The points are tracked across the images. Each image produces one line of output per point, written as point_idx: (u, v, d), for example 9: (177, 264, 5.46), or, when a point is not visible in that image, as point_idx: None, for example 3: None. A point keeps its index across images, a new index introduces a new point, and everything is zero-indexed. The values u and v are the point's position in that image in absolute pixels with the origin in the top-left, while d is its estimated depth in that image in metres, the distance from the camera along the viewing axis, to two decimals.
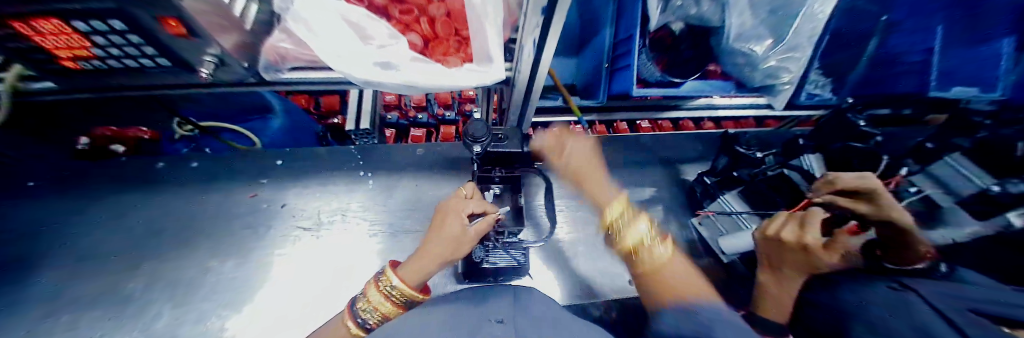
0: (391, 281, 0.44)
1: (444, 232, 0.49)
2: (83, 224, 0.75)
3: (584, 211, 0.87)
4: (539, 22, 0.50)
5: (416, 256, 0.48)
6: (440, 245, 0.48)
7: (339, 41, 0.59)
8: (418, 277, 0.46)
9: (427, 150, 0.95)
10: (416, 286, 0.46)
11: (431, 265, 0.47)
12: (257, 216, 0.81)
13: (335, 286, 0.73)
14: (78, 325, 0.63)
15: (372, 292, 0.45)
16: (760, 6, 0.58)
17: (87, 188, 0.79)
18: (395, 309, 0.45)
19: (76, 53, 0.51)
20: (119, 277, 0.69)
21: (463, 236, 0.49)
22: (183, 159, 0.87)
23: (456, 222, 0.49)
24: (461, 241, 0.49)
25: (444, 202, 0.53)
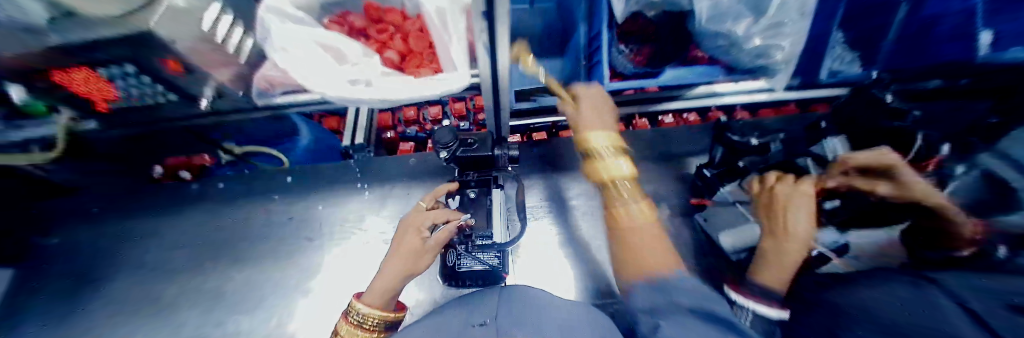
0: (357, 309, 0.46)
1: (402, 250, 0.51)
2: (134, 239, 0.90)
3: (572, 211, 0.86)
4: (485, 27, 0.51)
5: (377, 279, 0.49)
6: (395, 261, 0.50)
7: (314, 63, 0.64)
8: (384, 298, 0.48)
9: (420, 159, 0.98)
10: (386, 307, 0.48)
11: (393, 284, 0.48)
12: (269, 227, 0.90)
13: (336, 290, 0.80)
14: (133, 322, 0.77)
15: (339, 323, 0.46)
16: None
17: (141, 207, 0.94)
18: (369, 334, 0.46)
19: (105, 97, 0.65)
20: (161, 283, 0.83)
21: (421, 250, 0.52)
22: (212, 181, 0.99)
23: (415, 239, 0.52)
24: (420, 256, 0.51)
25: (405, 218, 0.57)
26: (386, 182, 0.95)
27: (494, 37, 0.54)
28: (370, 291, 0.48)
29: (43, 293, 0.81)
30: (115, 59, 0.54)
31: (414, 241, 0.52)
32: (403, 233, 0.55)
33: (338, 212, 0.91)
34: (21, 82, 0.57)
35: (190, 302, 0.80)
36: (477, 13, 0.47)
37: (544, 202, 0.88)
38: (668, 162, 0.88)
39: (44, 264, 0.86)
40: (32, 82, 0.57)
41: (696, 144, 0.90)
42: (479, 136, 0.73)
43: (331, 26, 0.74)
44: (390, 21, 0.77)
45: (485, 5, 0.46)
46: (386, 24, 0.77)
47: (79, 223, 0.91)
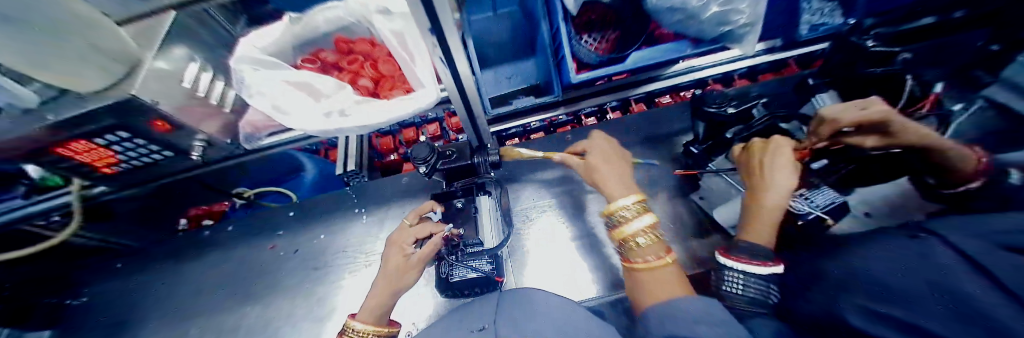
0: (354, 327, 0.51)
1: (389, 267, 0.57)
2: (155, 289, 0.95)
3: (567, 207, 0.85)
4: (434, 41, 0.53)
5: (369, 298, 0.54)
6: (385, 276, 0.56)
7: (293, 102, 0.68)
8: (378, 312, 0.54)
9: (412, 177, 1.00)
10: (382, 319, 0.54)
11: (385, 299, 0.54)
12: (277, 263, 0.93)
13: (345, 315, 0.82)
14: None
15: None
16: None
17: (159, 259, 1.00)
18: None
19: (108, 162, 0.71)
20: (181, 327, 0.88)
21: (407, 265, 0.57)
22: (221, 225, 1.03)
23: (401, 255, 0.58)
24: (405, 271, 0.57)
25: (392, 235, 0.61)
26: (382, 204, 0.97)
27: (448, 50, 0.56)
28: (365, 308, 0.53)
29: None
30: (108, 126, 0.59)
31: (399, 260, 0.57)
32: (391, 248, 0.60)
33: (341, 240, 0.94)
34: (31, 159, 0.63)
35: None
36: (423, 30, 0.49)
37: (538, 200, 0.87)
38: (656, 144, 0.86)
39: (79, 323, 0.92)
40: (43, 158, 0.63)
41: (682, 121, 0.87)
42: (457, 146, 0.75)
43: (306, 66, 0.79)
44: (360, 51, 0.81)
45: (430, 22, 0.48)
46: (357, 54, 0.81)
47: (107, 281, 0.98)
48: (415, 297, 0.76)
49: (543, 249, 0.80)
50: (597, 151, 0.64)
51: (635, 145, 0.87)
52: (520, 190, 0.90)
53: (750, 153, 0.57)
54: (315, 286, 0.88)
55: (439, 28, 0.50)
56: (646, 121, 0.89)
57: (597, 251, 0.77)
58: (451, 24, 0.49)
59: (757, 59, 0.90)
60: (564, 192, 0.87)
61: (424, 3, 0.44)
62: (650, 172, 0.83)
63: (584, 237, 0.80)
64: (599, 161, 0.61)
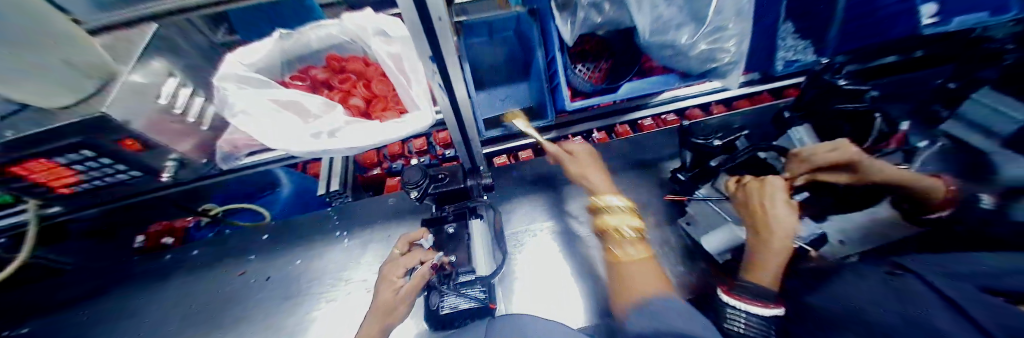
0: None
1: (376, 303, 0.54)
2: (97, 324, 0.84)
3: (561, 229, 0.83)
4: (435, 69, 0.54)
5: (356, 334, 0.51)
6: (374, 313, 0.53)
7: (277, 122, 0.65)
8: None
9: (399, 198, 0.96)
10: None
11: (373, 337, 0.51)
12: (247, 291, 0.86)
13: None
14: None
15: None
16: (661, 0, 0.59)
17: (109, 287, 0.89)
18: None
19: (65, 182, 0.65)
20: None
21: (397, 299, 0.54)
22: (185, 248, 0.94)
23: (390, 289, 0.55)
24: (392, 308, 0.53)
25: (382, 269, 0.59)
26: (365, 227, 0.92)
27: (447, 76, 0.57)
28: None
29: None
30: (68, 144, 0.53)
31: (387, 294, 0.54)
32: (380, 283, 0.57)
33: (322, 262, 0.88)
34: None
35: None
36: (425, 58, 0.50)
37: (528, 223, 0.85)
38: (646, 170, 0.88)
39: None
40: None
41: (670, 148, 0.90)
42: (450, 170, 0.73)
43: (294, 83, 0.77)
44: (352, 69, 0.79)
45: (434, 49, 0.50)
46: (348, 73, 0.79)
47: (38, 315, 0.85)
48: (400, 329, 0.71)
49: (535, 274, 0.77)
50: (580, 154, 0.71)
51: (627, 170, 0.88)
52: (512, 212, 0.88)
53: (746, 190, 0.59)
54: (290, 318, 0.81)
55: (440, 55, 0.51)
56: (636, 147, 0.91)
57: (590, 277, 0.74)
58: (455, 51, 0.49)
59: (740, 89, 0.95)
60: (556, 215, 0.86)
61: (427, 33, 0.45)
62: (642, 198, 0.83)
63: (580, 261, 0.77)
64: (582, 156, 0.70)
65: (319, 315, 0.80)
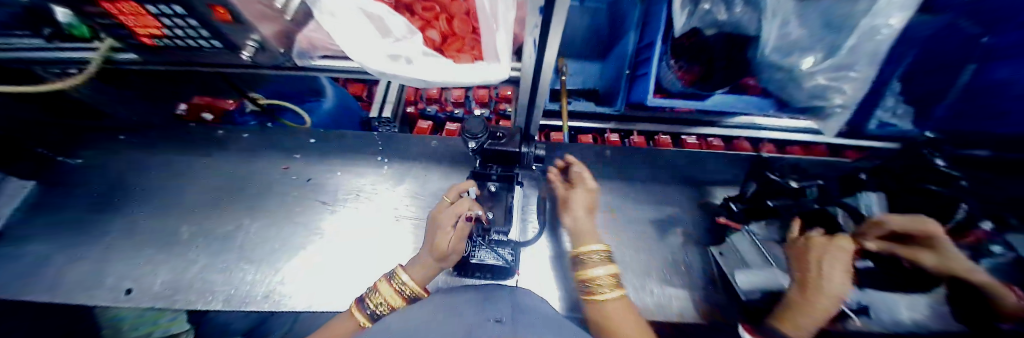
0: (401, 278, 0.53)
1: (433, 249, 0.55)
2: (156, 175, 0.94)
3: (608, 216, 0.83)
4: (538, 22, 0.48)
5: (417, 258, 0.57)
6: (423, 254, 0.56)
7: (358, 33, 0.62)
8: (425, 276, 0.55)
9: (440, 142, 1.02)
10: (422, 285, 0.55)
11: (430, 269, 0.56)
12: (287, 185, 0.93)
13: (365, 260, 0.80)
14: (141, 250, 0.80)
15: (384, 287, 0.54)
16: (809, 15, 0.55)
17: (175, 148, 0.99)
18: (402, 301, 0.53)
19: (148, 32, 0.65)
20: (171, 221, 0.85)
21: (451, 249, 0.54)
22: (237, 131, 1.03)
23: (442, 237, 0.54)
24: (444, 257, 0.54)
25: (434, 214, 0.59)
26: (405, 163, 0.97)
27: (547, 35, 0.51)
28: (413, 266, 0.56)
29: (66, 209, 0.86)
30: None
31: (441, 239, 0.54)
32: (434, 231, 0.57)
33: (348, 183, 0.93)
34: (68, 4, 0.57)
35: (200, 244, 0.82)
36: (534, 7, 0.44)
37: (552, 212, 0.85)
38: (688, 188, 0.88)
39: (71, 184, 0.90)
40: (79, 6, 0.57)
41: (718, 173, 0.90)
42: (508, 130, 0.70)
43: None
44: (437, 1, 0.76)
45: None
46: (433, 3, 0.76)
47: (109, 151, 0.97)
48: None
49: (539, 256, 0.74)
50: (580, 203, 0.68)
51: (670, 184, 0.88)
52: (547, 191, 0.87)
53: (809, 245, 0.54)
54: (339, 219, 0.86)
55: (552, 7, 0.44)
56: (684, 163, 0.91)
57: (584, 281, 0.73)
58: (568, 10, 0.44)
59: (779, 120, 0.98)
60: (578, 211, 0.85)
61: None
62: (675, 214, 0.83)
63: (615, 257, 0.76)
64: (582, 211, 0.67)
65: (326, 230, 0.84)
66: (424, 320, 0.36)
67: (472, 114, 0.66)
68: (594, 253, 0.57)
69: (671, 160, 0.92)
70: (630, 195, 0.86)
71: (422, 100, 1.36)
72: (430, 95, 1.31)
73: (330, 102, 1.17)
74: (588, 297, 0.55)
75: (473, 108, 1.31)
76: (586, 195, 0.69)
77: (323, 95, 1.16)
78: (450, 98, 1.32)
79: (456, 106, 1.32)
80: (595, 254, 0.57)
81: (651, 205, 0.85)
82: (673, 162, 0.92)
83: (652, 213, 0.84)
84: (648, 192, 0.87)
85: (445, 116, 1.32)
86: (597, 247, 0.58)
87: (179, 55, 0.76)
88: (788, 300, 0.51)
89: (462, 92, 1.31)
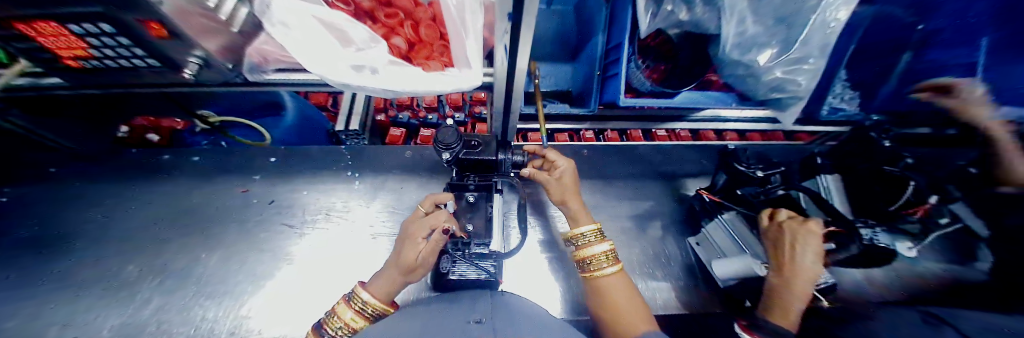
0: (361, 297, 0.51)
1: (399, 262, 0.53)
2: (95, 209, 0.84)
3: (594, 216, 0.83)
4: (507, 28, 0.47)
5: (381, 275, 0.55)
6: (392, 270, 0.54)
7: (314, 42, 0.58)
8: (387, 291, 0.53)
9: (415, 153, 0.98)
10: (386, 301, 0.53)
11: (395, 284, 0.54)
12: (249, 209, 0.86)
13: (340, 285, 0.75)
14: (77, 297, 0.70)
15: (343, 309, 0.52)
16: (762, 12, 0.58)
17: (118, 178, 0.90)
18: (366, 320, 0.52)
19: (74, 54, 0.60)
20: (116, 260, 0.76)
21: (418, 262, 0.52)
22: (189, 154, 0.95)
23: (412, 248, 0.52)
24: (410, 269, 0.52)
25: (404, 228, 0.57)
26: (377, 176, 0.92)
27: (517, 41, 0.51)
28: (375, 283, 0.53)
29: None
30: (92, 12, 0.48)
31: (411, 251, 0.52)
32: (404, 242, 0.55)
33: (316, 203, 0.87)
34: None
35: (152, 283, 0.74)
36: (502, 13, 0.43)
37: (531, 216, 0.85)
38: (664, 181, 0.90)
39: None
40: None
41: (690, 165, 0.92)
42: (482, 138, 0.68)
43: (337, 4, 0.68)
44: (401, 7, 0.73)
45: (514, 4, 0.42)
46: (396, 8, 0.73)
47: (37, 186, 0.86)
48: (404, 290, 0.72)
49: (525, 265, 0.78)
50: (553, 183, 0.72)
51: (648, 179, 0.90)
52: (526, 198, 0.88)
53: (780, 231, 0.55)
54: (308, 243, 0.81)
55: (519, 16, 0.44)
56: (660, 157, 0.93)
57: (571, 286, 0.74)
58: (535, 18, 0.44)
59: (743, 113, 1.02)
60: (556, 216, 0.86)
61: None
62: (654, 208, 0.85)
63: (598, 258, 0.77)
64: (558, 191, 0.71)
65: (294, 257, 0.78)
66: (400, 320, 0.34)
67: (445, 123, 0.63)
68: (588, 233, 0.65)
69: (647, 155, 0.94)
70: (610, 193, 0.87)
71: (393, 107, 1.29)
72: (401, 102, 1.26)
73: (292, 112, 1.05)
74: (587, 273, 0.62)
75: (448, 112, 1.28)
76: (559, 188, 0.70)
77: (282, 107, 1.03)
78: (422, 103, 1.28)
79: (429, 111, 1.28)
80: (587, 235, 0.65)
81: (629, 201, 0.86)
82: (648, 156, 0.94)
83: (631, 209, 0.85)
84: (625, 189, 0.88)
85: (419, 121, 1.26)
86: (587, 229, 0.66)
87: (116, 78, 0.69)
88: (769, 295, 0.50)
89: (433, 97, 1.27)
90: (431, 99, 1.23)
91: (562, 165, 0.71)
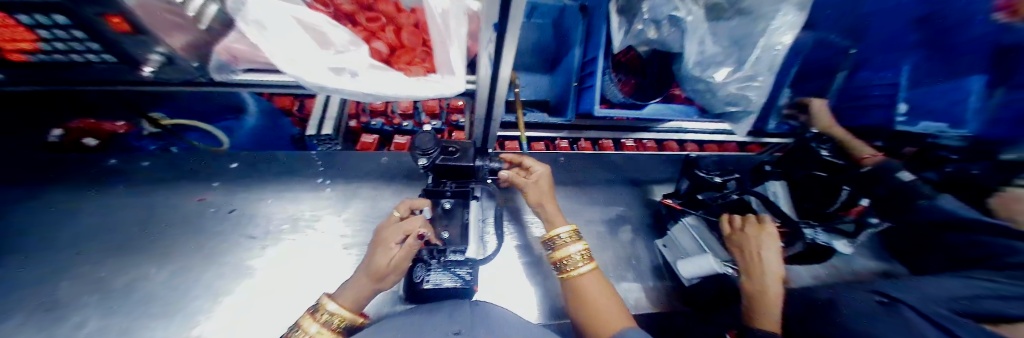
0: (327, 308, 0.48)
1: (371, 268, 0.52)
2: (16, 219, 0.74)
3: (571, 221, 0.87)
4: (492, 36, 0.49)
5: (350, 283, 0.53)
6: (362, 280, 0.52)
7: (293, 44, 0.58)
8: (356, 299, 0.52)
9: (391, 159, 0.97)
10: (355, 311, 0.51)
11: (365, 292, 0.52)
12: (206, 218, 0.80)
13: (309, 296, 0.72)
14: None
15: (308, 323, 0.48)
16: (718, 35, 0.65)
17: (47, 184, 0.80)
18: (333, 334, 0.49)
19: (20, 36, 0.56)
20: (39, 277, 0.67)
21: (392, 267, 0.52)
22: (135, 158, 0.87)
23: (384, 255, 0.52)
24: (381, 276, 0.52)
25: (379, 230, 0.56)
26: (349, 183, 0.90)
27: (500, 51, 0.53)
28: (344, 293, 0.52)
29: None
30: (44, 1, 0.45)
31: (386, 257, 0.52)
32: (376, 247, 0.54)
33: (285, 211, 0.83)
34: None
35: (84, 302, 0.65)
36: (488, 23, 0.45)
37: (507, 222, 0.87)
38: (634, 187, 0.95)
39: None
40: None
41: (658, 172, 0.99)
42: (461, 145, 0.70)
43: (317, 6, 0.68)
44: (383, 12, 0.74)
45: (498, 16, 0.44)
46: (378, 13, 0.74)
47: None
48: (375, 301, 0.69)
49: (502, 270, 0.79)
50: (530, 187, 0.76)
51: (620, 185, 0.95)
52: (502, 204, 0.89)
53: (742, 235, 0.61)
54: (276, 253, 0.77)
55: (503, 26, 0.46)
56: (631, 164, 0.99)
57: (548, 290, 0.77)
58: (518, 31, 0.47)
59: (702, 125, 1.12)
60: (532, 221, 0.89)
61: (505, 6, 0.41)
62: (624, 212, 0.90)
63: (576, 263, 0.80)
64: (534, 194, 0.75)
65: (259, 270, 0.74)
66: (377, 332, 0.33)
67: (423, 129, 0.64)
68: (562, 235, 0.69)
69: (618, 162, 0.99)
70: (584, 198, 0.91)
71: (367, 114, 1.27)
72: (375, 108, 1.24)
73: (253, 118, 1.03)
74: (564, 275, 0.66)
75: (425, 120, 1.27)
76: (537, 191, 0.75)
77: (244, 110, 1.00)
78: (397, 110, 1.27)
79: (405, 118, 1.26)
80: (563, 236, 0.68)
81: (601, 206, 0.91)
82: (619, 163, 1.00)
83: (603, 214, 0.90)
84: (598, 194, 0.93)
85: (393, 128, 1.24)
86: (563, 230, 0.69)
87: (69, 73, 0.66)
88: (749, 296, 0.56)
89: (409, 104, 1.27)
90: (408, 105, 1.22)
91: (539, 171, 0.77)
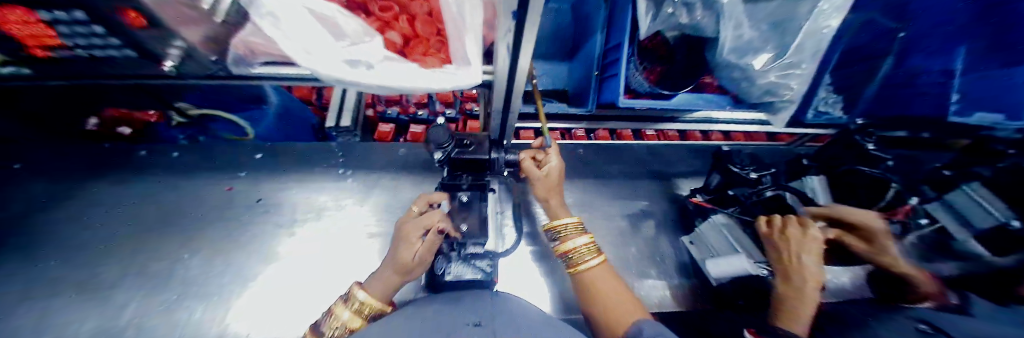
0: (357, 297, 0.50)
1: (394, 261, 0.53)
2: (67, 206, 0.79)
3: (594, 214, 0.84)
4: (511, 25, 0.46)
5: (380, 277, 0.54)
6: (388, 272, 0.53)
7: (307, 35, 0.55)
8: (382, 292, 0.52)
9: (410, 150, 0.96)
10: (380, 301, 0.52)
11: (394, 284, 0.53)
12: (232, 207, 0.82)
13: (337, 279, 0.74)
14: (56, 291, 0.67)
15: (340, 310, 0.51)
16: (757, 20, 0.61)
17: (86, 173, 0.84)
18: (363, 321, 0.51)
19: (44, 43, 0.58)
20: (89, 262, 0.72)
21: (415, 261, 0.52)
22: (166, 149, 0.90)
23: (407, 248, 0.52)
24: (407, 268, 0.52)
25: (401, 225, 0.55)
26: None
27: (521, 40, 0.50)
28: (372, 283, 0.53)
29: None
30: None
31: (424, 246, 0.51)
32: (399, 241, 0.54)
33: (311, 201, 0.85)
34: None
35: (133, 284, 0.70)
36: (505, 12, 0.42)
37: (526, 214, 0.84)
38: (658, 180, 0.91)
39: None
40: None
41: (683, 164, 0.94)
42: (476, 137, 0.69)
43: None
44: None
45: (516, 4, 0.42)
46: (391, 1, 0.71)
47: None
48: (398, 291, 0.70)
49: (520, 266, 0.76)
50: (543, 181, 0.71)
51: (641, 179, 0.91)
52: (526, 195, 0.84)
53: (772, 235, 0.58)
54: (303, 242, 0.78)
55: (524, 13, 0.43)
56: (652, 156, 0.95)
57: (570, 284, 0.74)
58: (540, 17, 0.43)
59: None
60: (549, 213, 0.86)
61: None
62: (648, 206, 0.86)
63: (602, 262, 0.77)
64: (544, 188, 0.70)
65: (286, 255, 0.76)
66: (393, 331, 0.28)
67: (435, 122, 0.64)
68: (567, 226, 0.65)
69: (641, 154, 0.95)
70: (606, 191, 0.88)
71: (384, 103, 1.27)
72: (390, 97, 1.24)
73: (274, 110, 1.00)
74: (572, 269, 0.60)
75: (439, 109, 1.26)
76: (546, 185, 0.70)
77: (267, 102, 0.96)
78: (411, 100, 1.26)
79: (419, 107, 1.26)
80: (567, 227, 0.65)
81: (623, 199, 0.87)
82: (641, 155, 0.95)
83: (626, 207, 0.86)
84: (620, 187, 0.89)
85: (409, 118, 1.25)
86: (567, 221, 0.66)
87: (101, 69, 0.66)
88: (780, 309, 0.49)
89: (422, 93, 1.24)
90: (421, 94, 1.20)
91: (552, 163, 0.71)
